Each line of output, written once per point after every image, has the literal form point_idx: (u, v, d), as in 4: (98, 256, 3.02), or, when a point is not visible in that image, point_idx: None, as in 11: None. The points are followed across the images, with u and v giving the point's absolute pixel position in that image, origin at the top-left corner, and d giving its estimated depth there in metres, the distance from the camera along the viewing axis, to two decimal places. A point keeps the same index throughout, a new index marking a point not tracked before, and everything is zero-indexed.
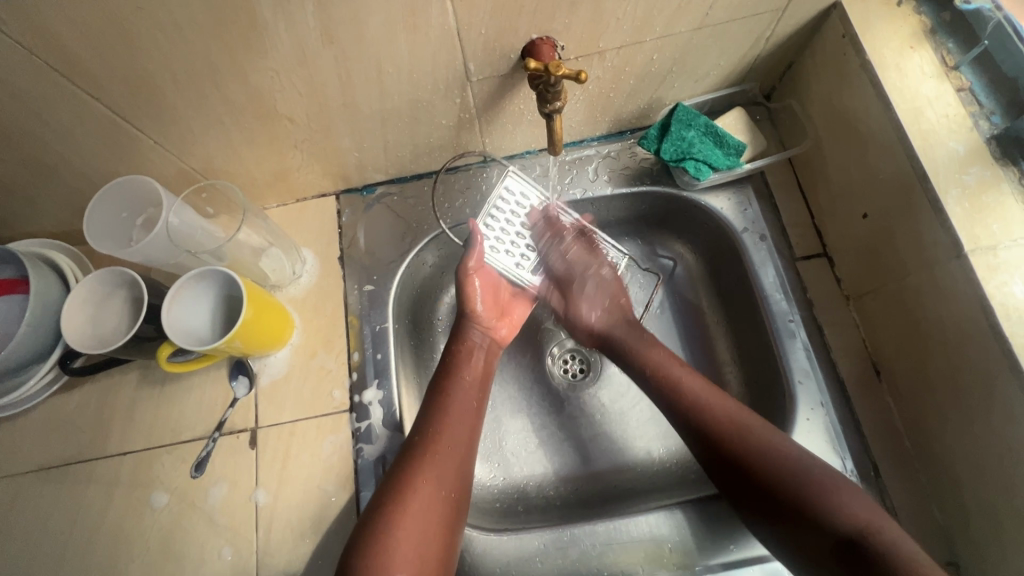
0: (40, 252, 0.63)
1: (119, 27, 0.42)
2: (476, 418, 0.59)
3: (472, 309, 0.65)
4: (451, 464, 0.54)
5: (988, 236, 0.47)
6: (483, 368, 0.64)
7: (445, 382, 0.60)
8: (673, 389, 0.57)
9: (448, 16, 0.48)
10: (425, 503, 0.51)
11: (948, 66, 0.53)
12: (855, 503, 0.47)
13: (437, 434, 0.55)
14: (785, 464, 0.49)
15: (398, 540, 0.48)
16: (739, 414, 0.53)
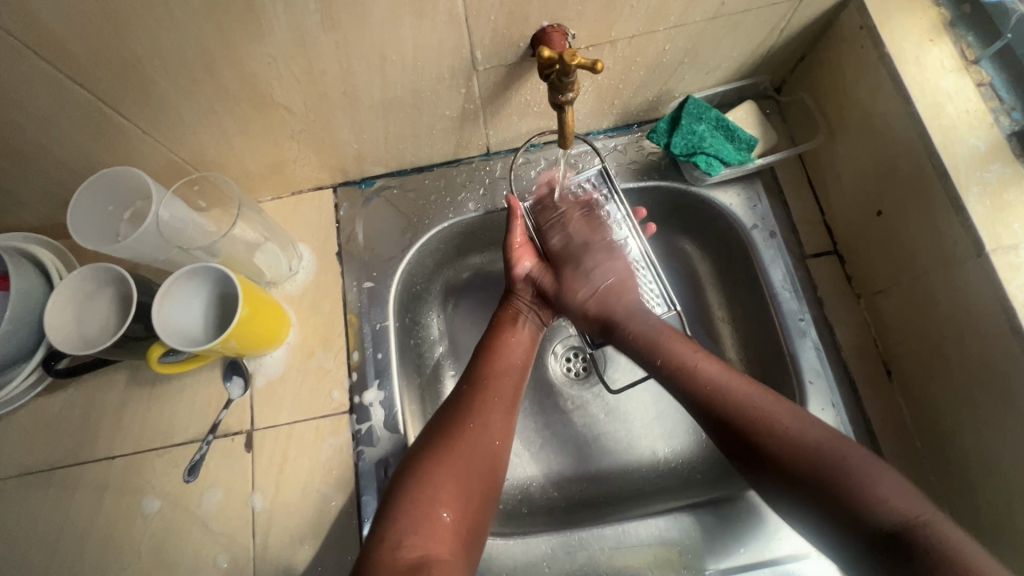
0: (20, 247, 0.60)
1: (104, 7, 0.39)
2: (522, 374, 0.59)
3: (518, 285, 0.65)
4: (500, 413, 0.55)
5: (1010, 235, 0.45)
6: (532, 339, 0.63)
7: (494, 339, 0.61)
8: (690, 378, 0.54)
9: (455, 0, 0.45)
10: (471, 446, 0.51)
11: (968, 60, 0.52)
12: (887, 493, 0.43)
13: (486, 383, 0.56)
14: (811, 451, 0.47)
15: (443, 476, 0.49)
16: (756, 397, 0.51)
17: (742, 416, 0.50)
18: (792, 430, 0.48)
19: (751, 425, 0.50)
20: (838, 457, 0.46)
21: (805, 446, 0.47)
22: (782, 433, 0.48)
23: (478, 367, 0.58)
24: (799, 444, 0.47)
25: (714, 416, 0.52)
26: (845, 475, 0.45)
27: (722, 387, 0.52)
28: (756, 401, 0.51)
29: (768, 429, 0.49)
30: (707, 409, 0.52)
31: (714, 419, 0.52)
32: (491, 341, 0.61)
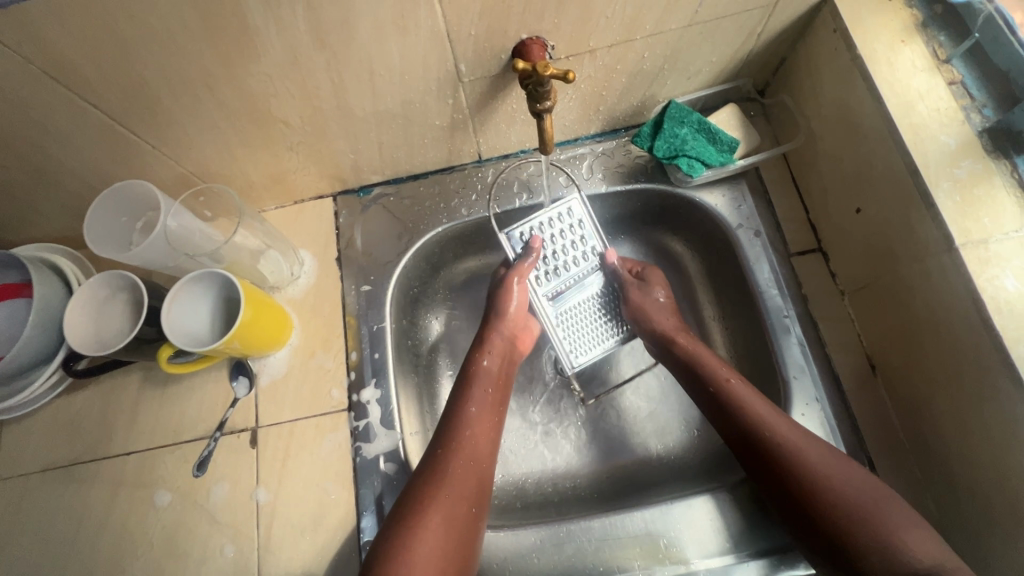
0: (43, 256, 0.64)
1: (113, 35, 0.43)
2: (495, 436, 0.59)
3: (501, 312, 0.66)
4: (472, 480, 0.54)
5: (979, 229, 0.46)
6: (500, 377, 0.63)
7: (467, 390, 0.60)
8: (738, 403, 0.54)
9: (436, 17, 0.48)
10: (446, 518, 0.50)
11: (939, 59, 0.53)
12: (916, 541, 0.45)
13: (458, 448, 0.55)
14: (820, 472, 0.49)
15: (418, 551, 0.47)
16: (798, 435, 0.51)
17: (783, 454, 0.50)
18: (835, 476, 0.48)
19: (796, 471, 0.49)
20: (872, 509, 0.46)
21: (846, 496, 0.47)
22: (824, 483, 0.48)
23: (449, 429, 0.57)
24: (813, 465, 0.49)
25: (755, 447, 0.52)
26: (877, 527, 0.45)
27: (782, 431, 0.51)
28: (800, 445, 0.50)
29: (811, 468, 0.49)
30: (748, 437, 0.53)
31: (754, 452, 0.52)
32: (461, 398, 0.60)
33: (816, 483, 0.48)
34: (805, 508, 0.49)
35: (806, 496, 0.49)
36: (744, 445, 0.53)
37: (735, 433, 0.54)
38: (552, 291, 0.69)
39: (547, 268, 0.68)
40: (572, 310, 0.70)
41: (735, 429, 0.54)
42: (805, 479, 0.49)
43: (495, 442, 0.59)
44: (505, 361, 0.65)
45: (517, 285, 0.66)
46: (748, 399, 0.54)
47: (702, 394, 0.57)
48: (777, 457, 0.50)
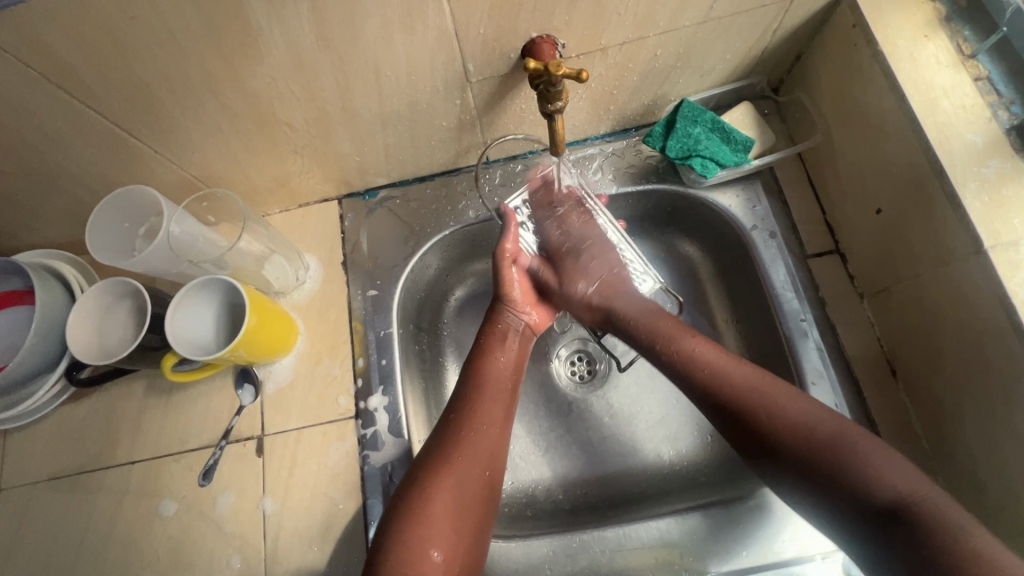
0: (45, 263, 0.63)
1: (113, 38, 0.42)
2: (510, 399, 0.59)
3: (505, 293, 0.65)
4: (487, 442, 0.54)
5: (1009, 231, 0.45)
6: (518, 356, 0.62)
7: (479, 361, 0.60)
8: (689, 362, 0.55)
9: (444, 16, 0.46)
10: (460, 479, 0.51)
11: (964, 55, 0.51)
12: (882, 469, 0.44)
13: (474, 412, 0.55)
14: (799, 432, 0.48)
15: (434, 512, 0.48)
16: (753, 379, 0.52)
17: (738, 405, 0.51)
18: (790, 416, 0.49)
19: (753, 419, 0.50)
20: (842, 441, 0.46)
21: (802, 428, 0.48)
22: (783, 430, 0.48)
23: (463, 395, 0.57)
24: (787, 422, 0.49)
25: (714, 404, 0.53)
26: (840, 461, 0.45)
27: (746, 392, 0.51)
28: (755, 389, 0.51)
29: (769, 414, 0.49)
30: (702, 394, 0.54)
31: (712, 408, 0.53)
32: (479, 365, 0.59)
33: (773, 429, 0.49)
34: (768, 452, 0.49)
35: (768, 442, 0.49)
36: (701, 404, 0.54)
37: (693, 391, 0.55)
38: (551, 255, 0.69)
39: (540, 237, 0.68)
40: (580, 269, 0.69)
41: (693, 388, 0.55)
42: (765, 426, 0.49)
43: (510, 406, 0.58)
44: (522, 338, 0.64)
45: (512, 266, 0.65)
46: (700, 355, 0.55)
47: (654, 356, 0.59)
48: (735, 411, 0.51)
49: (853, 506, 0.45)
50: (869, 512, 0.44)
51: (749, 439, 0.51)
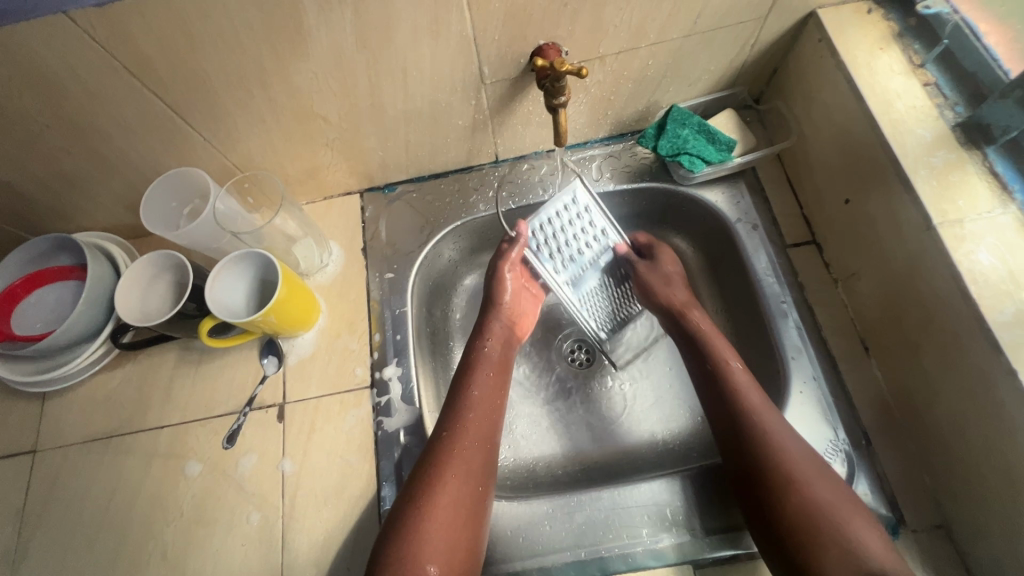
0: (98, 243, 0.71)
1: (187, 33, 0.49)
2: (498, 418, 0.62)
3: (499, 304, 0.69)
4: (478, 459, 0.57)
5: (955, 211, 0.52)
6: (502, 358, 0.67)
7: (469, 380, 0.63)
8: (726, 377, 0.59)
9: (466, 23, 0.54)
10: (453, 496, 0.54)
11: (915, 64, 0.59)
12: (868, 537, 0.48)
13: (463, 430, 0.58)
14: (803, 480, 0.51)
15: (430, 530, 0.51)
16: (779, 425, 0.55)
17: (765, 442, 0.54)
18: (812, 474, 0.52)
19: (770, 450, 0.53)
20: (830, 505, 0.50)
21: (804, 474, 0.52)
22: (806, 486, 0.51)
23: (454, 412, 0.60)
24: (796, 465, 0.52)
25: (733, 418, 0.56)
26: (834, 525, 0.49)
27: (768, 424, 0.54)
28: (774, 428, 0.54)
29: (785, 459, 0.52)
30: (728, 406, 0.57)
31: (741, 441, 0.55)
32: (464, 383, 0.62)
33: (797, 480, 0.51)
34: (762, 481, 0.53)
35: (784, 483, 0.51)
36: (729, 429, 0.56)
37: (721, 417, 0.58)
38: (570, 277, 0.72)
39: (564, 254, 0.70)
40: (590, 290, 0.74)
41: (724, 405, 0.57)
42: (790, 474, 0.52)
43: (496, 423, 0.61)
44: (505, 345, 0.68)
45: (511, 273, 0.69)
46: (744, 388, 0.58)
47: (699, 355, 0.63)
48: (761, 445, 0.54)
49: (832, 565, 0.47)
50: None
51: (755, 462, 0.53)
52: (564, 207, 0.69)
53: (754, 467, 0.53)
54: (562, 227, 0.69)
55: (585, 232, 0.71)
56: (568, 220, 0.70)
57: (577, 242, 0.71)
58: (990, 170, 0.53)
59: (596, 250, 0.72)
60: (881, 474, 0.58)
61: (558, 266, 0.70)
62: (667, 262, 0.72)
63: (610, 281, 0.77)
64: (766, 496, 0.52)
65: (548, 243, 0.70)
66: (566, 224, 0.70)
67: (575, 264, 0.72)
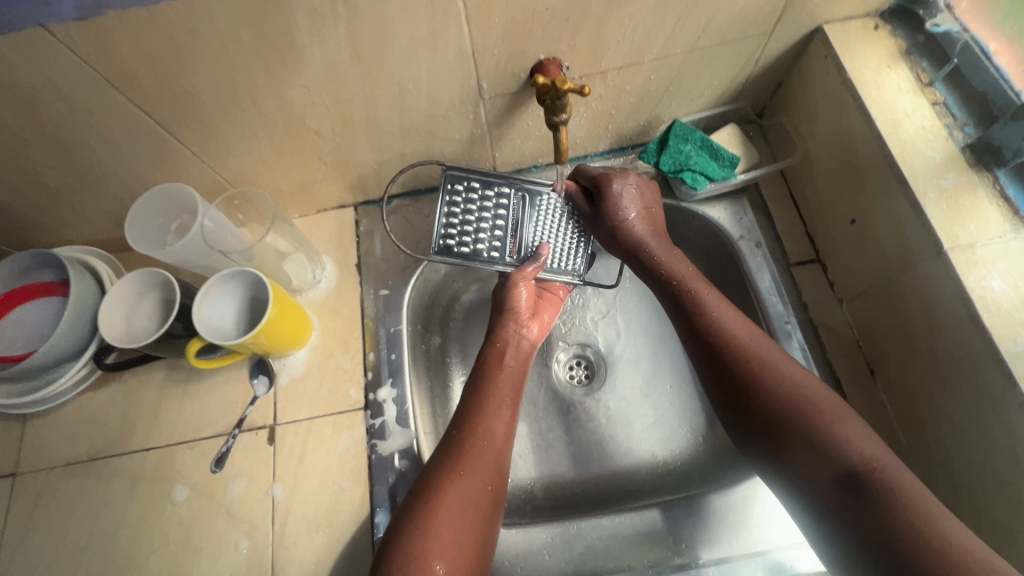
0: (81, 257, 0.68)
1: (173, 47, 0.47)
2: (511, 412, 0.61)
3: (511, 309, 0.67)
4: (488, 458, 0.56)
5: (966, 235, 0.51)
6: (519, 373, 0.65)
7: (482, 379, 0.62)
8: (692, 302, 0.58)
9: (464, 39, 0.53)
10: (463, 493, 0.52)
11: (923, 83, 0.58)
12: (851, 433, 0.47)
13: (476, 427, 0.57)
14: (779, 396, 0.50)
15: (437, 526, 0.49)
16: (750, 340, 0.54)
17: (731, 352, 0.54)
18: (783, 375, 0.51)
19: (738, 362, 0.53)
20: (808, 407, 0.49)
21: (778, 387, 0.51)
22: (775, 389, 0.51)
23: (465, 411, 0.59)
24: (768, 376, 0.52)
25: (702, 342, 0.56)
26: (809, 427, 0.48)
27: (734, 335, 0.55)
28: (749, 346, 0.54)
29: (758, 370, 0.52)
30: (695, 334, 0.57)
31: (711, 359, 0.55)
32: (480, 385, 0.61)
33: (762, 385, 0.51)
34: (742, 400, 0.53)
35: (749, 389, 0.52)
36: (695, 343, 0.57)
37: (691, 336, 0.57)
38: (513, 250, 0.67)
39: (491, 236, 0.66)
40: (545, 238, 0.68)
41: (691, 327, 0.57)
42: (756, 379, 0.52)
43: (512, 419, 0.60)
44: (517, 355, 0.66)
45: (524, 287, 0.66)
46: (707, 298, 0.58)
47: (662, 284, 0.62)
48: (726, 355, 0.54)
49: (810, 468, 0.48)
50: (823, 478, 0.47)
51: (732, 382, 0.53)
52: (456, 196, 0.65)
53: (725, 376, 0.54)
54: (469, 214, 0.65)
55: (494, 205, 0.66)
56: (469, 203, 0.65)
57: (494, 215, 0.66)
58: (1000, 194, 0.52)
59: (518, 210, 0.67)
60: None
61: (497, 246, 0.66)
62: (623, 201, 0.65)
63: (565, 219, 0.69)
64: (737, 405, 0.53)
65: (471, 234, 0.65)
66: (471, 207, 0.65)
67: (508, 234, 0.66)
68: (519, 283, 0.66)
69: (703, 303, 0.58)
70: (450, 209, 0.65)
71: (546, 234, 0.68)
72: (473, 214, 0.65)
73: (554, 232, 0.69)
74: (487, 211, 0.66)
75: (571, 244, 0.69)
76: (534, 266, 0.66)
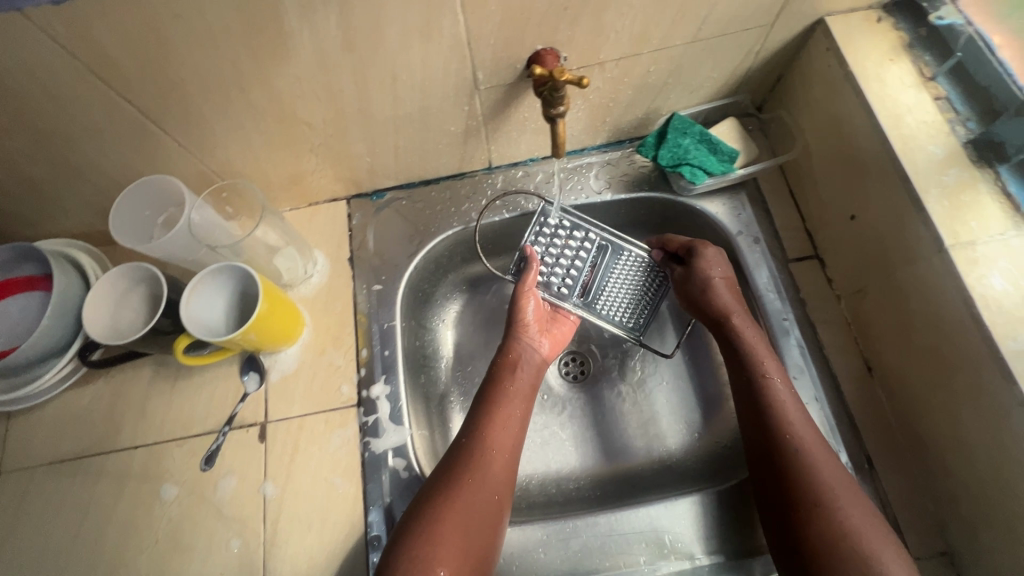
0: (65, 251, 0.66)
1: (156, 34, 0.45)
2: (520, 425, 0.60)
3: (520, 323, 0.66)
4: (497, 470, 0.55)
5: (967, 232, 0.50)
6: (530, 386, 0.63)
7: (492, 390, 0.61)
8: (764, 394, 0.56)
9: (459, 27, 0.51)
10: (469, 502, 0.52)
11: (926, 77, 0.57)
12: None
13: (485, 436, 0.57)
14: (836, 514, 0.48)
15: (442, 534, 0.49)
16: (821, 453, 0.52)
17: (800, 458, 0.52)
18: (846, 498, 0.49)
19: (802, 465, 0.51)
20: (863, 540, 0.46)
21: (837, 504, 0.48)
22: (837, 505, 0.48)
23: (473, 418, 0.59)
24: (830, 492, 0.49)
25: (766, 436, 0.54)
26: (859, 553, 0.46)
27: (804, 440, 0.53)
28: (816, 457, 0.51)
29: (820, 481, 0.50)
30: (763, 426, 0.55)
31: (771, 453, 0.53)
32: (490, 393, 0.60)
33: (823, 498, 0.49)
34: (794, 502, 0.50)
35: (811, 504, 0.49)
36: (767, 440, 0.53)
37: (755, 424, 0.56)
38: (580, 289, 0.70)
39: (556, 269, 0.69)
40: (605, 291, 0.70)
41: (755, 416, 0.56)
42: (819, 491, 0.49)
43: (521, 431, 0.59)
44: (535, 372, 0.65)
45: (529, 302, 0.67)
46: (784, 404, 0.55)
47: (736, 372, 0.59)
48: (794, 467, 0.51)
49: None
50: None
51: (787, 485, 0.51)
52: (545, 224, 0.69)
53: (781, 483, 0.52)
54: (554, 246, 0.69)
55: (575, 246, 0.70)
56: (558, 238, 0.70)
57: (570, 255, 0.69)
58: (1003, 190, 0.51)
59: (593, 254, 0.70)
60: (883, 500, 0.56)
61: (569, 283, 0.69)
62: (712, 268, 0.64)
63: (648, 273, 0.71)
64: (791, 513, 0.50)
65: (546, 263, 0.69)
66: (558, 242, 0.69)
67: (580, 283, 0.70)
68: (525, 295, 0.67)
69: (781, 400, 0.55)
70: (540, 231, 0.69)
71: (616, 284, 0.71)
72: (556, 247, 0.69)
73: (624, 283, 0.71)
74: (567, 249, 0.69)
75: (628, 300, 0.71)
76: (532, 275, 0.67)
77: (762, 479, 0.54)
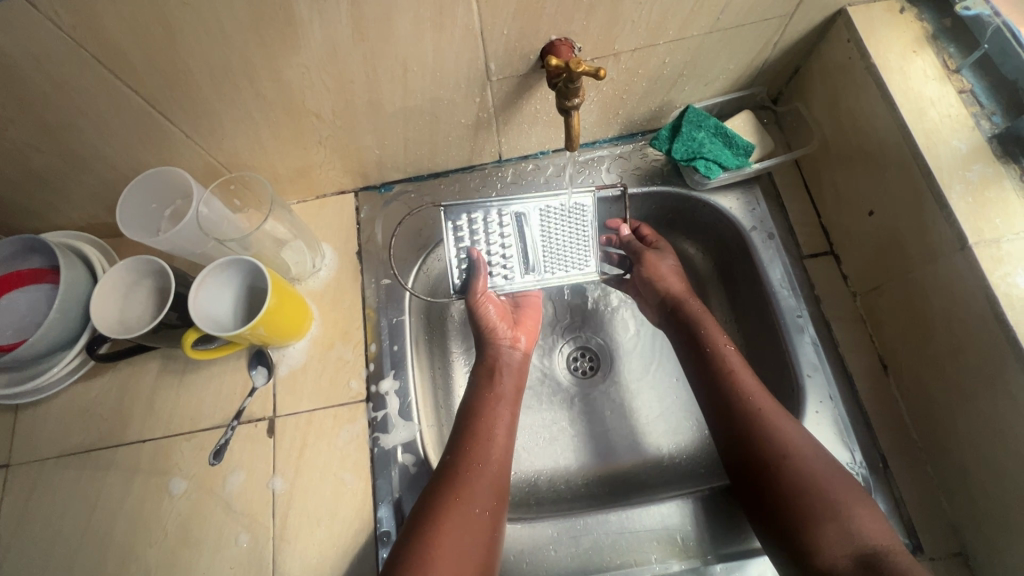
0: (71, 243, 0.66)
1: (163, 22, 0.44)
2: (508, 428, 0.60)
3: (489, 326, 0.66)
4: (484, 484, 0.54)
5: (992, 229, 0.49)
6: (515, 389, 0.63)
7: (478, 403, 0.61)
8: (717, 363, 0.60)
9: (473, 17, 0.50)
10: (458, 522, 0.51)
11: (950, 69, 0.56)
12: (865, 521, 0.48)
13: (472, 452, 0.56)
14: (798, 464, 0.51)
15: (433, 556, 0.48)
16: (772, 410, 0.55)
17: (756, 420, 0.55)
18: (805, 448, 0.52)
19: (758, 424, 0.54)
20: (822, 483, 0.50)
21: (795, 455, 0.52)
22: (794, 455, 0.52)
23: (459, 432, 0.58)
24: (787, 445, 0.53)
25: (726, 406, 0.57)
26: (824, 498, 0.49)
27: (755, 401, 0.56)
28: (772, 415, 0.55)
29: (777, 438, 0.53)
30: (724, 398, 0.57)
31: (734, 419, 0.56)
32: (474, 404, 0.61)
33: (783, 451, 0.52)
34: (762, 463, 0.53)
35: (774, 461, 0.52)
36: (718, 417, 0.57)
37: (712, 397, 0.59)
38: (525, 266, 0.67)
39: (499, 260, 0.66)
40: (547, 251, 0.67)
41: (710, 387, 0.59)
42: (779, 447, 0.53)
43: (510, 440, 0.59)
44: (518, 375, 0.65)
45: (489, 303, 0.66)
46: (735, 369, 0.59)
47: (688, 347, 0.63)
48: (754, 426, 0.54)
49: (830, 543, 0.48)
50: (841, 555, 0.47)
51: (749, 445, 0.54)
52: (456, 228, 0.65)
53: (742, 444, 0.55)
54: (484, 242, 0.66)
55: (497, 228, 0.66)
56: (475, 231, 0.66)
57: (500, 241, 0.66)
58: None
59: (515, 227, 0.66)
60: (899, 499, 0.56)
61: (509, 268, 0.66)
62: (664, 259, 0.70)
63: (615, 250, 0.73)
64: (756, 471, 0.53)
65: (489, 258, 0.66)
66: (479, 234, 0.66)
67: (521, 257, 0.66)
68: (481, 301, 0.65)
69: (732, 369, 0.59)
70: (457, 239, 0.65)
71: (556, 240, 0.67)
72: (479, 240, 0.65)
73: (560, 232, 0.67)
74: (488, 239, 0.66)
75: (577, 242, 0.67)
76: (484, 274, 0.64)
77: (727, 446, 0.57)
